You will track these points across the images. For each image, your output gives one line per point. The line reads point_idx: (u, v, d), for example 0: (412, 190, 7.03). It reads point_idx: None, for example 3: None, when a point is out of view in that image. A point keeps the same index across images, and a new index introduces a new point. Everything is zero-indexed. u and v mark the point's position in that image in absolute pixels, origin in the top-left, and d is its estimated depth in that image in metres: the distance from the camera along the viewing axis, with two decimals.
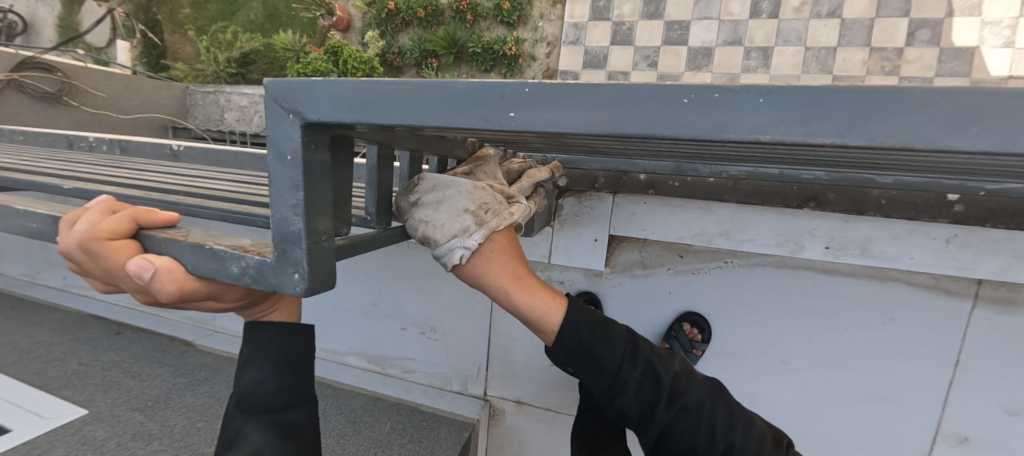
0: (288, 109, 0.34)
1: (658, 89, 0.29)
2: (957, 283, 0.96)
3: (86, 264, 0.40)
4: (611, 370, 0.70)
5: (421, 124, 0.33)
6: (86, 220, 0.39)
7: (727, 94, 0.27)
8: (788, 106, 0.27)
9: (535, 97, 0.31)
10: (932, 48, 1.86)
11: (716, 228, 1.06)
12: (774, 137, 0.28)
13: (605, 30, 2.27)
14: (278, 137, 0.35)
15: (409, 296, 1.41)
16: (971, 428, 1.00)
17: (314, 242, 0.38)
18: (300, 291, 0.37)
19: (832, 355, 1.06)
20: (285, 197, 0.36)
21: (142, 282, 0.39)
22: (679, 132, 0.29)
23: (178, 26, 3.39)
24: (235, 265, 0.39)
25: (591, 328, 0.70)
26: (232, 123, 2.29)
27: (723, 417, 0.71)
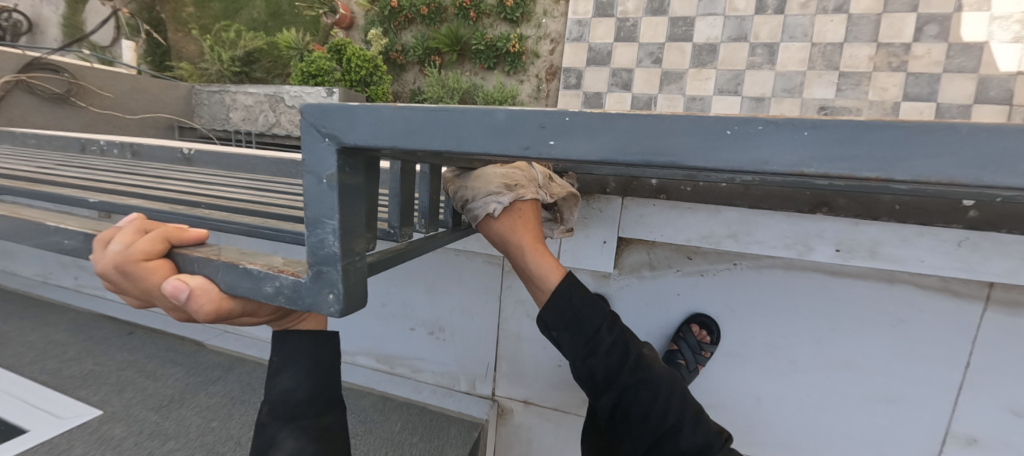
0: (325, 134, 0.35)
1: (698, 120, 0.28)
2: (967, 285, 0.97)
3: (122, 284, 0.42)
4: (590, 332, 0.80)
5: (460, 150, 0.33)
6: (121, 241, 0.40)
7: (771, 127, 0.27)
8: (830, 142, 0.26)
9: (575, 127, 0.30)
10: (940, 43, 1.85)
11: (724, 230, 1.06)
12: (818, 171, 0.27)
13: (609, 26, 2.26)
14: (315, 162, 0.36)
15: (417, 297, 1.42)
16: (978, 429, 1.01)
17: (348, 263, 0.38)
18: (335, 311, 0.38)
19: (841, 357, 1.07)
20: (322, 219, 0.37)
21: (178, 302, 0.41)
22: (722, 163, 0.28)
23: (181, 24, 3.40)
24: (270, 284, 0.40)
25: (579, 297, 0.81)
26: (237, 122, 2.30)
27: (679, 396, 0.79)
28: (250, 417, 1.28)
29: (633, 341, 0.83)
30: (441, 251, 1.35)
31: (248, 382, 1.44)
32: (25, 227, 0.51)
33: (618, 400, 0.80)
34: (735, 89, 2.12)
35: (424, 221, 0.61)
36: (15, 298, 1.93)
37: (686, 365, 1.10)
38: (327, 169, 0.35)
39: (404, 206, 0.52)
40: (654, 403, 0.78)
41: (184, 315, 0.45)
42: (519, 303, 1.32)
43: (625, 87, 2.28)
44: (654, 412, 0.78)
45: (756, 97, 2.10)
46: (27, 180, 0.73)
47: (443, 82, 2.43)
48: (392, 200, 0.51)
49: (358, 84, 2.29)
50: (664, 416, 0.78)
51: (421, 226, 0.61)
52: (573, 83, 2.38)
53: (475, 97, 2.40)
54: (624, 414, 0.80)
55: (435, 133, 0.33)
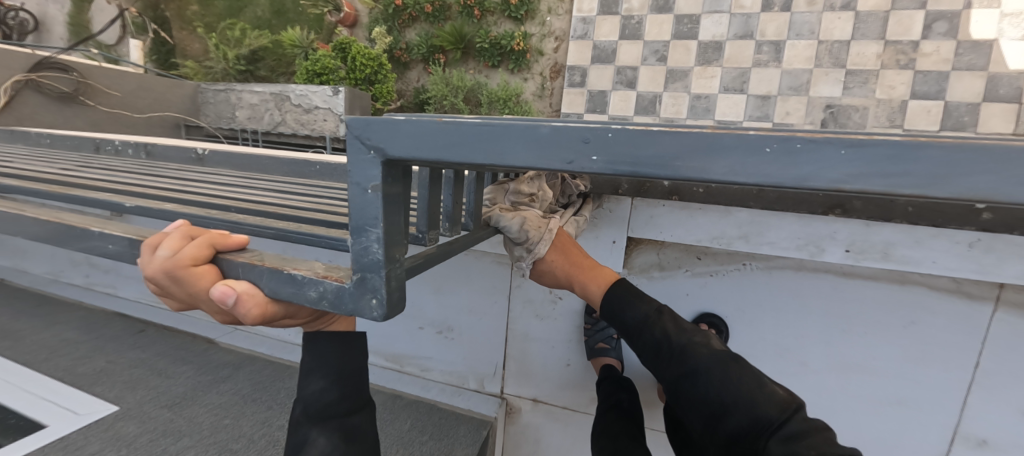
0: (369, 146, 0.35)
1: (741, 138, 0.28)
2: (979, 286, 0.96)
3: (170, 288, 0.42)
4: (636, 331, 0.84)
5: (505, 162, 0.33)
6: (168, 247, 0.41)
7: (811, 145, 0.27)
8: (869, 161, 0.26)
9: (619, 143, 0.31)
10: (949, 40, 1.83)
11: (735, 231, 1.07)
12: (856, 188, 0.27)
13: (614, 24, 2.26)
14: (358, 172, 0.36)
15: (426, 296, 1.43)
16: (988, 430, 1.01)
17: (391, 269, 0.39)
18: (379, 315, 0.38)
19: (851, 358, 1.07)
20: (365, 229, 0.37)
21: (227, 309, 0.42)
22: (762, 180, 0.29)
23: (186, 23, 3.41)
24: (313, 289, 0.40)
25: (622, 296, 0.87)
26: (243, 121, 2.31)
27: (728, 379, 0.71)
28: (262, 415, 1.30)
29: (679, 333, 0.80)
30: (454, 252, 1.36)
31: (259, 380, 1.46)
32: (60, 232, 0.52)
33: (674, 394, 0.78)
34: (741, 87, 2.11)
35: (448, 225, 0.61)
36: (30, 296, 1.96)
37: None
38: (370, 181, 0.36)
39: (431, 210, 0.52)
40: (700, 389, 0.73)
41: (230, 319, 0.46)
42: (529, 303, 1.33)
43: (630, 85, 2.28)
44: (702, 400, 0.73)
45: (762, 95, 2.09)
46: (52, 181, 0.74)
47: (447, 80, 2.43)
48: (419, 204, 0.51)
49: (363, 82, 2.29)
50: (711, 402, 0.71)
51: (445, 230, 0.61)
52: (577, 81, 2.37)
53: (480, 95, 2.39)
54: (680, 405, 0.77)
55: (478, 145, 0.33)
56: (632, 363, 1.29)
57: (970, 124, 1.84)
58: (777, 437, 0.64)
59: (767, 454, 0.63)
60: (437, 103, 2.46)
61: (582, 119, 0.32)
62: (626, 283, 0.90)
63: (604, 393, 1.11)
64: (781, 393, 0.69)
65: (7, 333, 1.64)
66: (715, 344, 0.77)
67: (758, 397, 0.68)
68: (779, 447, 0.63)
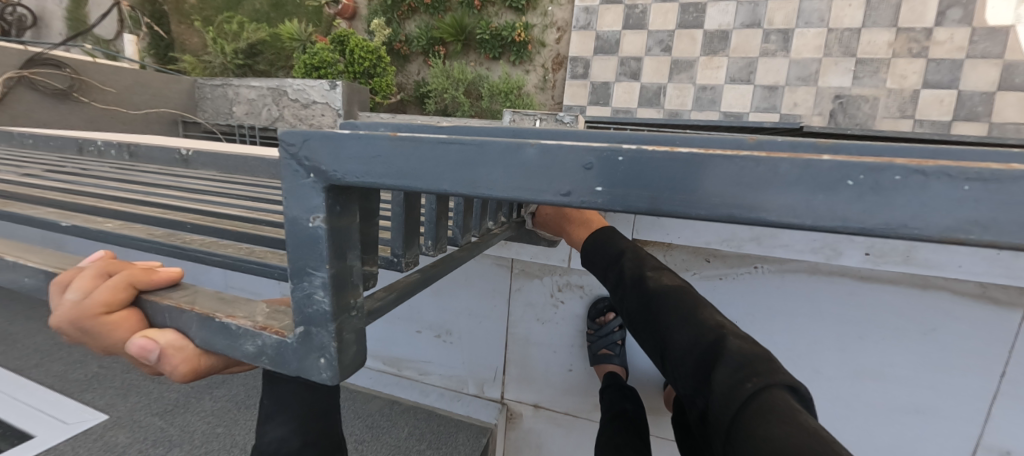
0: (308, 167, 0.30)
1: (806, 165, 0.22)
2: (1007, 292, 0.91)
3: (82, 339, 0.38)
4: (604, 266, 0.82)
5: (468, 190, 0.28)
6: (79, 289, 0.37)
7: (915, 178, 0.20)
8: (999, 203, 0.19)
9: (633, 169, 0.25)
10: (963, 28, 1.75)
11: (747, 232, 1.01)
12: (982, 238, 0.20)
13: (618, 13, 2.18)
14: (296, 201, 0.31)
15: (424, 299, 1.39)
16: (1013, 441, 0.96)
17: (342, 320, 0.34)
18: (329, 378, 0.34)
19: (868, 366, 1.02)
20: (308, 271, 0.32)
21: (147, 362, 0.37)
22: (828, 210, 0.22)
23: (183, 16, 3.33)
24: (250, 343, 0.35)
25: (599, 237, 0.86)
26: (241, 116, 2.26)
27: (675, 305, 0.67)
28: (256, 423, 1.26)
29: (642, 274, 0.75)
30: None
31: (254, 386, 1.42)
32: (1, 257, 0.47)
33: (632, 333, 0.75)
34: (749, 78, 2.03)
35: (430, 243, 0.55)
36: (20, 300, 1.92)
37: None
38: (312, 212, 0.31)
39: (409, 230, 0.46)
40: (650, 323, 0.69)
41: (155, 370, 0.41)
42: (529, 306, 1.28)
43: (633, 76, 2.20)
44: (654, 332, 0.68)
45: (770, 85, 2.01)
46: (7, 193, 0.69)
47: (447, 73, 2.36)
48: (393, 222, 0.45)
49: (361, 76, 2.25)
50: (658, 332, 0.67)
51: (428, 248, 0.55)
52: (580, 73, 2.30)
53: (480, 87, 2.34)
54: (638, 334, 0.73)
55: (442, 172, 0.28)
56: (635, 368, 1.24)
57: (984, 114, 1.77)
58: (720, 369, 0.56)
59: (708, 382, 0.57)
60: (436, 98, 2.40)
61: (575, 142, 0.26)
62: (601, 247, 0.84)
63: (608, 401, 1.07)
64: (717, 322, 0.63)
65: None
66: (670, 281, 0.72)
67: (694, 327, 0.63)
68: (721, 380, 0.55)
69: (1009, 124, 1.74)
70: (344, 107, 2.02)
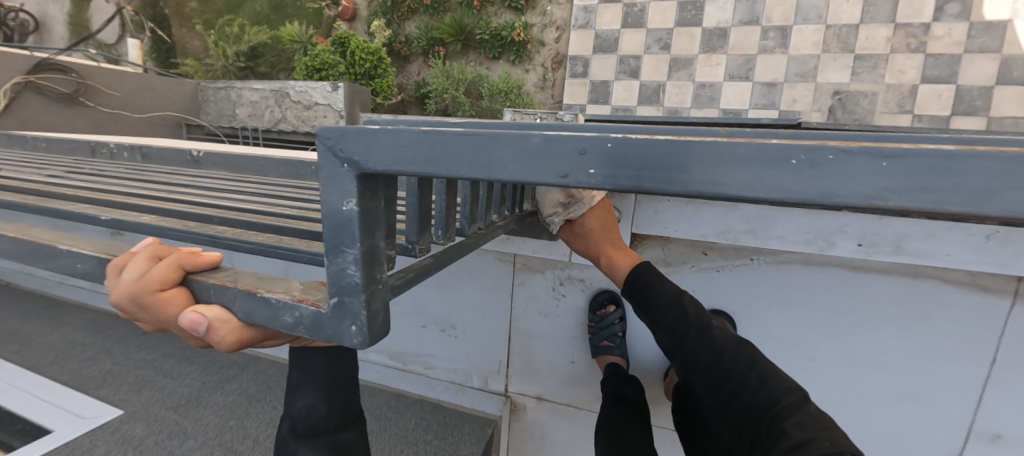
0: (342, 158, 0.33)
1: (758, 147, 0.25)
2: (996, 280, 0.94)
3: (138, 313, 0.41)
4: (656, 307, 0.88)
5: (489, 174, 0.31)
6: (134, 269, 0.40)
7: (843, 155, 0.24)
8: (908, 176, 0.23)
9: (618, 155, 0.28)
10: (961, 23, 1.77)
11: (742, 225, 1.04)
12: (897, 205, 0.23)
13: (616, 12, 2.20)
14: (331, 186, 0.34)
15: (428, 294, 1.42)
16: (1005, 426, 0.99)
17: (372, 291, 0.37)
18: (360, 342, 0.37)
19: (862, 353, 1.04)
20: (342, 250, 0.35)
21: (197, 334, 0.40)
22: (774, 185, 0.25)
23: (185, 20, 3.35)
24: (289, 314, 0.39)
25: (654, 273, 0.92)
26: (244, 118, 2.30)
27: (747, 356, 0.74)
28: (267, 415, 1.30)
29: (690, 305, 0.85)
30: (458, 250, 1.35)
31: (264, 380, 1.46)
32: (38, 250, 0.50)
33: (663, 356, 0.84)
34: (746, 75, 2.06)
35: (440, 232, 0.58)
36: (33, 300, 1.96)
37: None
38: (345, 197, 0.34)
39: (421, 218, 0.49)
40: (715, 366, 0.75)
41: (200, 344, 0.44)
42: (532, 299, 1.32)
43: (633, 74, 2.23)
44: (716, 376, 0.75)
45: (768, 82, 2.04)
46: (34, 191, 0.72)
47: (448, 73, 2.39)
48: (409, 210, 0.48)
49: (363, 77, 2.28)
50: (723, 377, 0.74)
51: (438, 237, 0.58)
52: (580, 72, 2.33)
53: (481, 87, 2.37)
54: (692, 377, 0.79)
55: (464, 156, 0.31)
56: (636, 359, 1.28)
57: (982, 108, 1.79)
58: (792, 422, 0.64)
59: (780, 429, 0.64)
60: (438, 98, 2.43)
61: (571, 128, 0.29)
62: (661, 277, 0.91)
63: (609, 388, 1.09)
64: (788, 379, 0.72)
65: (14, 336, 1.65)
66: (733, 330, 0.80)
67: (767, 380, 0.71)
68: (795, 427, 0.63)
69: (1007, 118, 1.77)
70: (344, 109, 2.06)
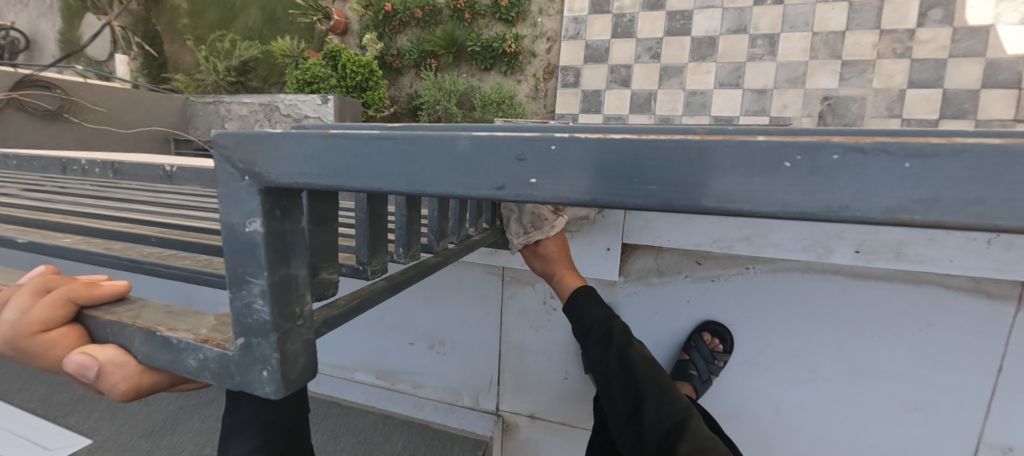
0: (244, 170, 0.29)
1: (741, 144, 0.21)
2: (1000, 285, 0.90)
3: (21, 359, 0.37)
4: (585, 324, 0.91)
5: (410, 188, 0.27)
6: (16, 307, 0.36)
7: (851, 157, 0.20)
8: (943, 186, 0.19)
9: (564, 157, 0.24)
10: (944, 28, 1.77)
11: (737, 232, 1.00)
12: (926, 221, 0.20)
13: (606, 23, 2.20)
14: (231, 203, 0.30)
15: (415, 309, 1.37)
16: (1014, 437, 0.95)
17: (287, 331, 0.33)
18: (272, 392, 0.33)
19: (865, 364, 1.00)
20: (248, 281, 0.31)
21: (85, 379, 0.36)
22: (768, 195, 0.22)
23: (177, 35, 3.32)
24: (192, 358, 0.35)
25: (586, 292, 0.93)
26: (232, 133, 2.27)
27: (653, 378, 0.82)
28: None
29: (623, 332, 0.90)
30: None
31: None
32: None
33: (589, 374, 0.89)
34: (737, 82, 2.05)
35: (401, 250, 0.53)
36: None
37: (698, 375, 1.05)
38: (248, 216, 0.30)
39: (373, 237, 0.45)
40: (628, 384, 0.83)
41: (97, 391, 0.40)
42: (522, 313, 1.28)
43: (624, 83, 2.22)
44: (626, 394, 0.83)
45: (759, 89, 2.03)
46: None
47: (439, 86, 2.37)
48: (358, 229, 0.44)
49: (354, 90, 2.23)
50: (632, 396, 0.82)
51: (399, 255, 0.54)
52: (571, 82, 2.31)
53: (472, 99, 2.35)
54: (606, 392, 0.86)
55: (382, 166, 0.27)
56: None
57: (970, 111, 1.78)
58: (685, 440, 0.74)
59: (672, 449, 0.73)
60: (428, 110, 2.41)
61: (508, 131, 0.26)
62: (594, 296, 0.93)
63: None
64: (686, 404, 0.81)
65: None
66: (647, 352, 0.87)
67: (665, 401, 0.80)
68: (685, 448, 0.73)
69: (996, 121, 1.76)
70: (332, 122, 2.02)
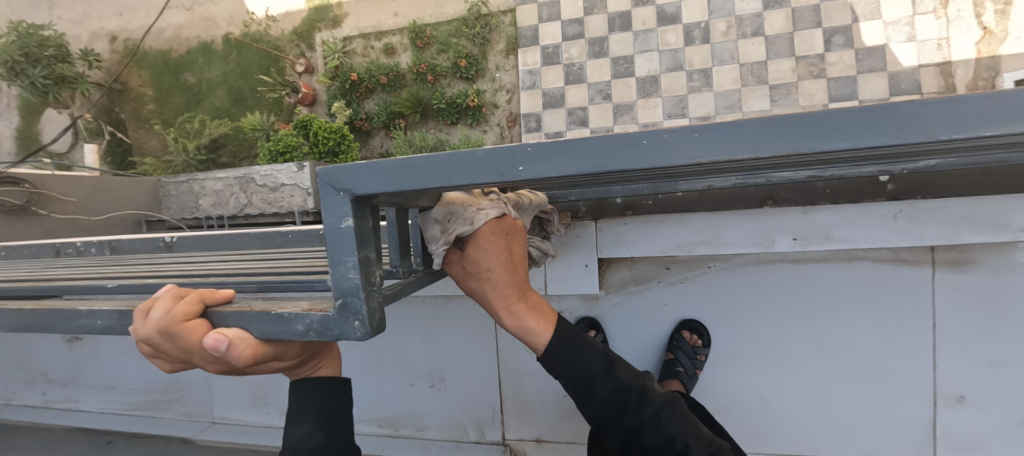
0: (339, 189, 0.40)
1: (619, 136, 0.34)
2: (914, 252, 1.07)
3: (163, 347, 0.43)
4: (583, 383, 0.74)
5: (449, 183, 0.39)
6: (160, 307, 0.42)
7: (668, 136, 0.33)
8: (718, 141, 0.32)
9: (541, 152, 0.36)
10: (848, 50, 2.11)
11: (695, 236, 1.13)
12: (708, 160, 0.33)
13: (558, 72, 2.47)
14: (329, 211, 0.41)
15: (413, 349, 1.43)
16: (961, 386, 1.07)
17: (369, 292, 0.43)
18: (362, 335, 0.42)
19: (827, 340, 1.13)
20: (342, 260, 0.42)
21: (218, 355, 0.42)
22: (640, 164, 0.35)
23: (142, 121, 3.42)
24: (300, 323, 0.43)
25: (572, 341, 0.75)
26: (209, 208, 2.31)
27: (677, 421, 0.74)
28: None
29: (624, 373, 0.76)
30: (431, 299, 1.39)
31: None
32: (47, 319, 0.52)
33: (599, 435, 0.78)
34: (682, 112, 2.30)
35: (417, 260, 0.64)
36: None
37: (685, 372, 1.15)
38: (342, 217, 0.41)
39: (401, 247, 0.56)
40: (653, 437, 0.73)
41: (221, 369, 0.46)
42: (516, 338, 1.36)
43: (582, 122, 2.44)
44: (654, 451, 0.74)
45: (702, 116, 2.29)
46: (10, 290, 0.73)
47: (410, 142, 2.53)
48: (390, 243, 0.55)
49: (327, 155, 2.38)
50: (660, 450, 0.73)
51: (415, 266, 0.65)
52: (534, 127, 2.52)
53: (443, 151, 2.53)
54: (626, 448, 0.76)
55: (425, 172, 0.38)
56: None
57: None
58: None
59: None
60: None
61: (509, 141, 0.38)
62: (581, 338, 0.76)
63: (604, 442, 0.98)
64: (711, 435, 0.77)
65: None
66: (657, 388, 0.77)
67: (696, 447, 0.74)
68: None
69: None
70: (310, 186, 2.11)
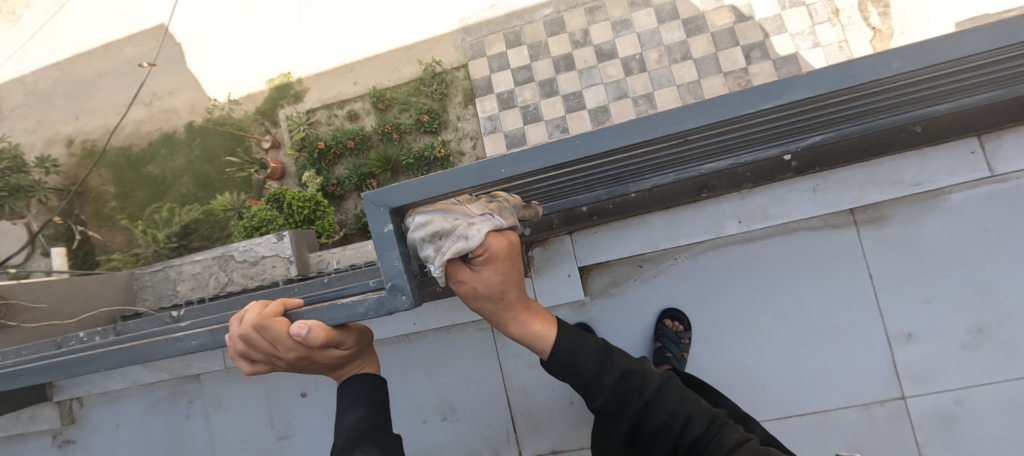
0: (381, 205, 0.58)
1: None
2: (839, 217, 1.25)
3: (258, 341, 0.58)
4: (585, 378, 0.82)
5: None
6: (257, 310, 0.59)
7: None
8: None
9: None
10: (766, 61, 2.45)
11: (658, 234, 1.30)
12: None
13: (515, 114, 2.69)
14: (375, 222, 0.59)
15: (421, 385, 1.48)
16: (907, 324, 1.23)
17: (409, 273, 0.59)
18: (409, 303, 0.57)
19: (788, 305, 1.28)
20: (387, 253, 0.58)
21: (298, 339, 0.56)
22: None
23: (104, 220, 3.12)
24: (360, 306, 0.57)
25: (569, 340, 0.83)
26: (186, 293, 2.06)
27: (674, 397, 0.82)
28: None
29: (622, 363, 0.83)
30: (432, 333, 1.48)
31: None
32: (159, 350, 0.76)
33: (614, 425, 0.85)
34: None
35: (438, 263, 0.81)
36: None
37: (673, 356, 1.26)
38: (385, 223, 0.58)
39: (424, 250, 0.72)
40: (658, 415, 0.81)
41: (296, 358, 0.59)
42: (518, 356, 1.45)
43: None
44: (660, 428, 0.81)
45: None
46: None
47: None
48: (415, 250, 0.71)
49: (303, 223, 2.46)
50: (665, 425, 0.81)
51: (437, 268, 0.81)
52: None
53: None
54: (639, 431, 0.83)
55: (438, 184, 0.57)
56: None
57: None
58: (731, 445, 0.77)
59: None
60: None
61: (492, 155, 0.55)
62: (577, 338, 0.83)
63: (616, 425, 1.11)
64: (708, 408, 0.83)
65: None
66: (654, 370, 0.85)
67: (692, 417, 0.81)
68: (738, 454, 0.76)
69: None
70: (293, 254, 1.99)
